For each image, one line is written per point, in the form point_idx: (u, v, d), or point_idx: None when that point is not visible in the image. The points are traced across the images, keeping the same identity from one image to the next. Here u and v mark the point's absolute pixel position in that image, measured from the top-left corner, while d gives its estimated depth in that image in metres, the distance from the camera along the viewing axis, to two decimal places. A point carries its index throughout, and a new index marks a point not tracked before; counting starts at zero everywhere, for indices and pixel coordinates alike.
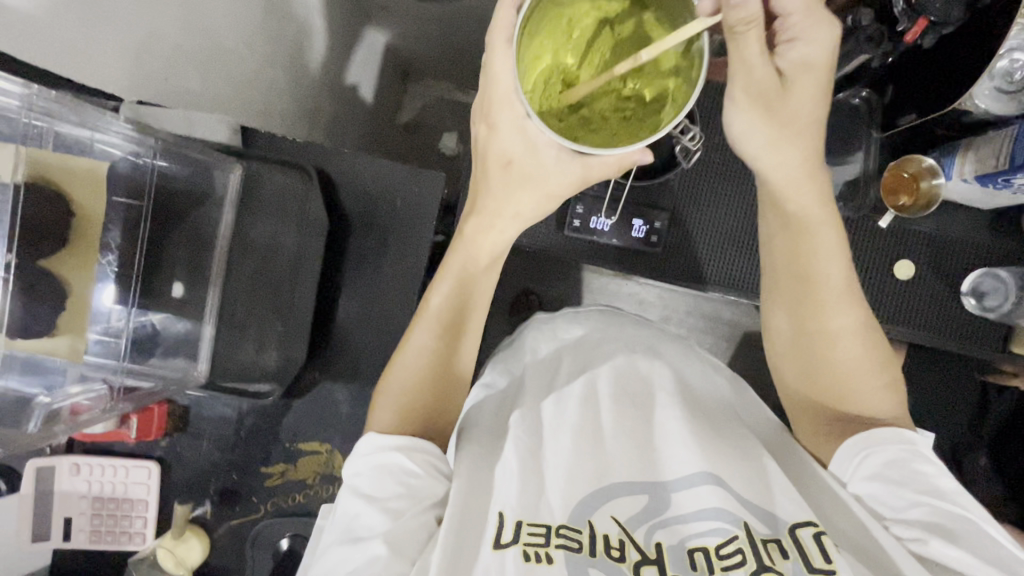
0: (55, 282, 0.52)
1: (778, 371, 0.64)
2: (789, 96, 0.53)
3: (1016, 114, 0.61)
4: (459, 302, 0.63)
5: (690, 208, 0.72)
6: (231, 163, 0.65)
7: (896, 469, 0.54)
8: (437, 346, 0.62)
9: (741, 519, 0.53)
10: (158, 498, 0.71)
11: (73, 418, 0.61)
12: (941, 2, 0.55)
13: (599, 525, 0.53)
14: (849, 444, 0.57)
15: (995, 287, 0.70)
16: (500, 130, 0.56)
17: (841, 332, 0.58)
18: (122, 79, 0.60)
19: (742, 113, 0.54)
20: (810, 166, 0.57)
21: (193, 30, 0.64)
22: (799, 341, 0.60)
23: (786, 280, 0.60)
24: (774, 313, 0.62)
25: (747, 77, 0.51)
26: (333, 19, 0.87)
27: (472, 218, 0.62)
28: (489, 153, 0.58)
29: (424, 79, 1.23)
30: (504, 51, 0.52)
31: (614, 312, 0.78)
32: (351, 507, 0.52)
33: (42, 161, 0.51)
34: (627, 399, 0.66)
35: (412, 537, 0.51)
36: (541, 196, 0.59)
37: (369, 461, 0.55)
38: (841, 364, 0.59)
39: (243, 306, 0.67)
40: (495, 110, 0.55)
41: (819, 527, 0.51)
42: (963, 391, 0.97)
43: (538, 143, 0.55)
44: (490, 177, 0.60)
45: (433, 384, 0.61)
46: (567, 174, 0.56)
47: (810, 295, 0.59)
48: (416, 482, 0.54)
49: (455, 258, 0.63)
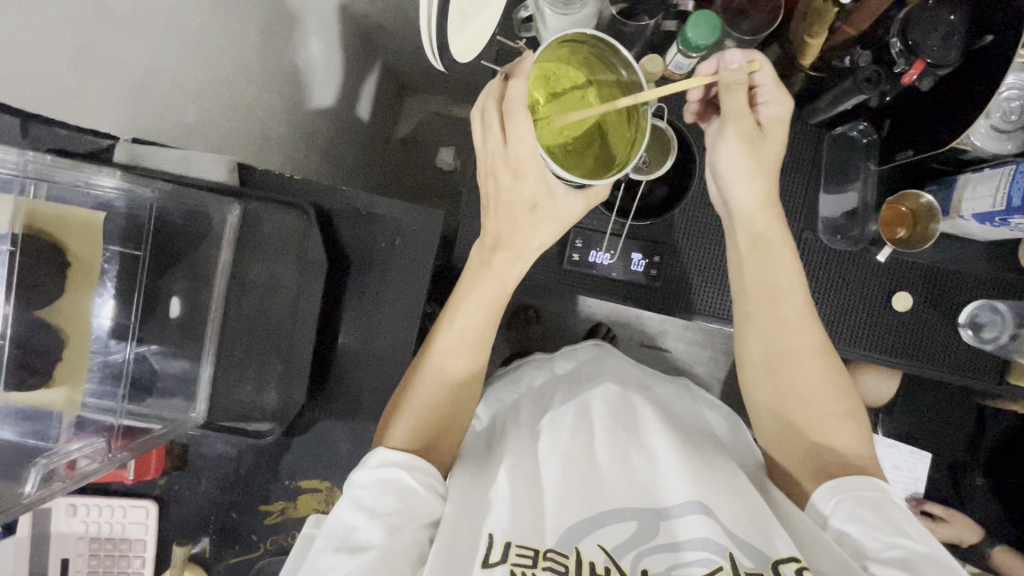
0: (51, 335, 0.52)
1: (751, 401, 0.62)
2: (767, 139, 0.60)
3: (1011, 152, 0.63)
4: (483, 328, 0.61)
5: (690, 243, 0.72)
6: (231, 203, 0.64)
7: (872, 510, 0.50)
8: (457, 366, 0.60)
9: (729, 550, 0.47)
10: (156, 537, 0.74)
11: (70, 473, 0.58)
12: (937, 45, 0.55)
13: (585, 551, 0.47)
14: (828, 486, 0.54)
15: (993, 319, 0.71)
16: (528, 178, 0.56)
17: (805, 350, 0.59)
18: (117, 119, 0.59)
19: (727, 148, 0.60)
20: (767, 199, 0.61)
21: (191, 65, 0.62)
22: (769, 363, 0.60)
23: (759, 303, 0.61)
24: (748, 339, 0.61)
25: (734, 120, 0.59)
26: (331, 42, 0.86)
27: (502, 251, 0.61)
28: (514, 201, 0.58)
29: (421, 94, 1.22)
30: (527, 118, 0.53)
31: (609, 350, 0.80)
32: (347, 518, 0.50)
33: (40, 213, 0.51)
34: (617, 425, 0.60)
35: (405, 552, 0.48)
36: (562, 229, 0.61)
37: (371, 474, 0.53)
38: (800, 387, 0.58)
39: (240, 346, 0.67)
40: (522, 164, 0.55)
41: (803, 563, 0.46)
42: (955, 412, 0.99)
43: (556, 190, 0.58)
44: (516, 218, 0.59)
45: (451, 411, 0.60)
46: (578, 209, 0.60)
47: (774, 322, 0.60)
48: (414, 501, 0.52)
49: (484, 281, 0.61)
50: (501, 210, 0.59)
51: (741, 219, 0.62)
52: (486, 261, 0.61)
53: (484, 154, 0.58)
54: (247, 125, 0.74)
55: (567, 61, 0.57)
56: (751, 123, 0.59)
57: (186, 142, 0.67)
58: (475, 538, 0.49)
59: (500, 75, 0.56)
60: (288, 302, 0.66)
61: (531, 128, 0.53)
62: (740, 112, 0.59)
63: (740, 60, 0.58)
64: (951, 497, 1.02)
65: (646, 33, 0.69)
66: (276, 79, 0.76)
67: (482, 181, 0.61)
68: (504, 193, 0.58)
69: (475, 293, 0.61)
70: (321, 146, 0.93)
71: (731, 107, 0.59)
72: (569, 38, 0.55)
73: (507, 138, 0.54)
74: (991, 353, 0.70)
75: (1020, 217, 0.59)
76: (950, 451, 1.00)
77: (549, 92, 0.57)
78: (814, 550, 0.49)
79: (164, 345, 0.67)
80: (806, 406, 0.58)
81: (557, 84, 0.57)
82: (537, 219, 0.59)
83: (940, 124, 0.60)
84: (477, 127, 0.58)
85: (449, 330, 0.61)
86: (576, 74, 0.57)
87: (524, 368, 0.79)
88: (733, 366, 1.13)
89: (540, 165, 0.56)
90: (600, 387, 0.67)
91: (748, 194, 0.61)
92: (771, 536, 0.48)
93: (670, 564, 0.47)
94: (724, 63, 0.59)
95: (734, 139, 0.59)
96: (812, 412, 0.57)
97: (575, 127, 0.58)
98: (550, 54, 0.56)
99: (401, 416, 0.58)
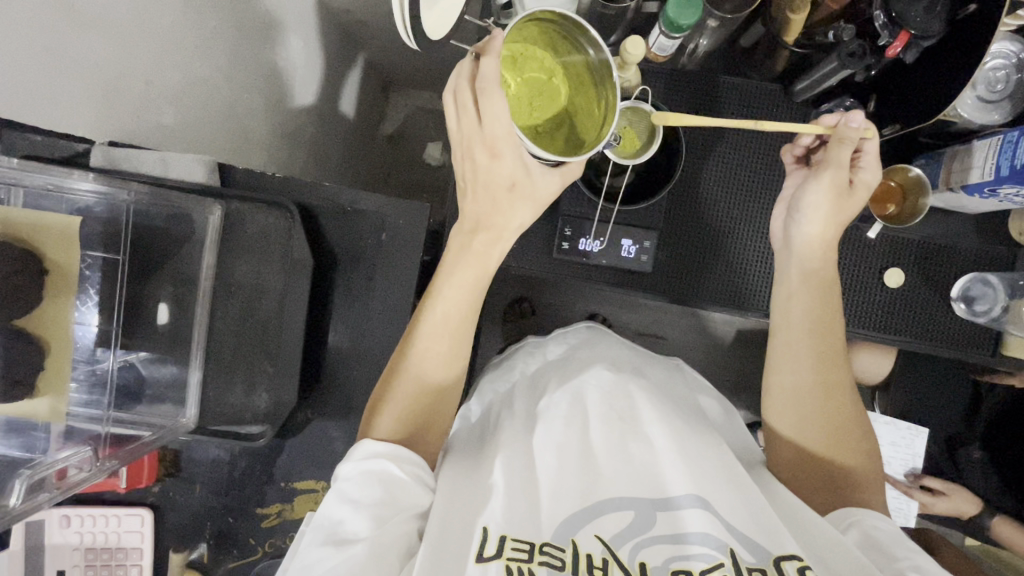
0: (32, 343, 0.51)
1: (771, 425, 0.63)
2: (855, 193, 0.62)
3: (999, 123, 0.63)
4: (465, 313, 0.61)
5: (678, 227, 0.72)
6: (212, 203, 0.63)
7: (884, 529, 0.51)
8: (442, 351, 0.60)
9: (729, 545, 0.46)
10: (152, 544, 0.73)
11: (60, 483, 0.58)
12: (921, 16, 0.55)
13: (583, 544, 0.47)
14: (839, 513, 0.54)
15: (985, 291, 0.71)
16: (505, 156, 0.55)
17: (816, 389, 0.60)
18: (89, 120, 0.57)
19: (818, 190, 0.61)
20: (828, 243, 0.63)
21: (165, 65, 0.61)
22: (800, 396, 0.60)
23: (800, 334, 0.61)
24: (781, 368, 0.62)
25: (834, 172, 0.61)
26: (311, 39, 0.85)
27: (482, 234, 0.60)
28: (492, 180, 0.58)
29: (406, 89, 1.21)
30: (502, 97, 0.51)
31: (603, 332, 0.80)
32: (334, 512, 0.49)
33: (14, 221, 0.50)
34: (612, 413, 0.58)
35: (395, 544, 0.48)
36: (541, 209, 0.61)
37: (357, 466, 0.52)
38: (834, 419, 0.59)
39: (229, 349, 0.66)
40: (499, 143, 0.54)
41: (806, 562, 0.46)
42: (951, 388, 0.99)
43: (533, 168, 0.58)
44: (496, 198, 0.59)
45: (436, 396, 0.60)
46: (555, 186, 0.60)
47: (814, 354, 0.61)
48: (399, 490, 0.52)
49: (466, 266, 0.60)
50: (480, 192, 0.59)
51: (799, 254, 0.63)
52: (465, 244, 0.61)
53: (459, 135, 0.57)
54: (227, 126, 0.72)
55: (534, 40, 0.56)
56: (846, 178, 0.61)
57: (165, 143, 0.66)
58: (470, 530, 0.48)
59: (471, 54, 0.54)
60: (274, 302, 0.65)
61: (505, 106, 0.52)
62: (844, 165, 0.60)
63: (863, 122, 0.59)
64: (950, 473, 1.02)
65: (629, 15, 0.68)
66: (256, 78, 0.75)
67: (459, 163, 0.60)
68: (483, 174, 0.57)
69: (456, 278, 0.60)
70: (305, 145, 0.92)
71: (835, 158, 0.60)
72: (534, 16, 0.54)
73: (482, 119, 0.53)
74: (983, 326, 0.70)
75: (1009, 187, 0.59)
76: (947, 427, 1.00)
77: (516, 74, 0.56)
78: (816, 546, 0.49)
79: (152, 351, 0.65)
80: (836, 428, 0.59)
81: (523, 65, 0.56)
82: (516, 198, 0.59)
83: (925, 97, 0.59)
84: (449, 110, 0.57)
85: (431, 316, 0.60)
86: (544, 54, 0.56)
87: (517, 355, 0.78)
88: (728, 351, 1.13)
89: (516, 143, 0.55)
90: (591, 370, 0.64)
91: (816, 232, 0.62)
92: (773, 531, 0.48)
93: (668, 556, 0.46)
94: (848, 120, 0.59)
95: (827, 185, 0.61)
96: (844, 444, 0.59)
97: (541, 109, 0.57)
98: (516, 33, 0.55)
99: (388, 405, 0.58)
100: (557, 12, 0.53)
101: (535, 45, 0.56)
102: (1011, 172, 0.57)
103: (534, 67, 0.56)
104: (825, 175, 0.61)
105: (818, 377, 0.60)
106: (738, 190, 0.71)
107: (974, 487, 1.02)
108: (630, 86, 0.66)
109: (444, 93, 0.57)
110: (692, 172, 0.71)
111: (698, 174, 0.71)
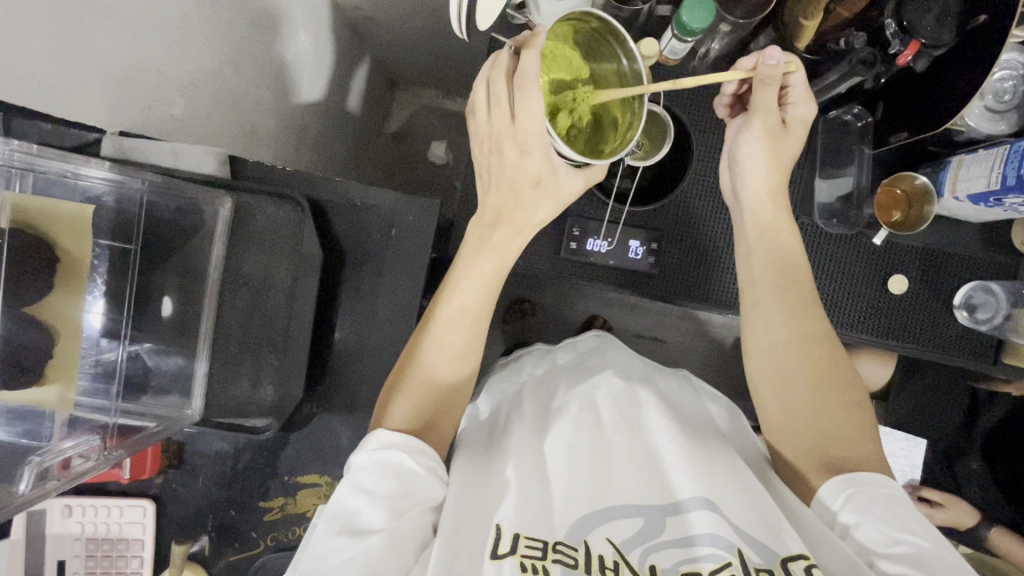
0: (41, 329, 0.51)
1: (759, 400, 0.61)
2: (789, 135, 0.62)
3: (1005, 133, 0.63)
4: (481, 305, 0.61)
5: (688, 232, 0.72)
6: (221, 195, 0.63)
7: (883, 506, 0.50)
8: (459, 343, 0.60)
9: (739, 546, 0.47)
10: (154, 536, 0.73)
11: (64, 472, 0.58)
12: (930, 26, 0.56)
13: (594, 545, 0.48)
14: (836, 481, 0.53)
15: (987, 299, 0.73)
16: (534, 154, 0.55)
17: (776, 344, 0.60)
18: (101, 110, 0.57)
19: (751, 139, 0.62)
20: (777, 197, 0.64)
21: (177, 56, 0.61)
22: (775, 352, 0.59)
23: (772, 293, 0.61)
24: (755, 328, 0.61)
25: (765, 116, 0.61)
26: (320, 34, 0.85)
27: (501, 227, 0.60)
28: (518, 176, 0.57)
29: (412, 87, 1.21)
30: (538, 93, 0.51)
31: (610, 339, 0.80)
32: (349, 501, 0.49)
33: (27, 208, 0.50)
34: (620, 420, 0.59)
35: (409, 537, 0.48)
36: (561, 207, 0.61)
37: (372, 456, 0.52)
38: (805, 376, 0.58)
39: (236, 342, 0.66)
40: (529, 140, 0.54)
41: (812, 561, 0.46)
42: (950, 396, 1.00)
43: (558, 168, 0.57)
44: (519, 193, 0.58)
45: (451, 390, 0.60)
46: (578, 188, 0.60)
47: (809, 303, 0.60)
48: (414, 482, 0.52)
49: (484, 258, 0.61)
50: (504, 185, 0.58)
51: (749, 210, 0.64)
52: (486, 236, 0.61)
53: (487, 128, 0.56)
54: (236, 119, 0.72)
55: (566, 41, 0.57)
56: (778, 120, 0.61)
57: (174, 135, 0.66)
58: (482, 529, 0.49)
59: (509, 47, 0.54)
60: (282, 295, 0.65)
61: (541, 104, 0.52)
62: (771, 109, 0.61)
63: (779, 57, 0.58)
64: (946, 480, 1.04)
65: (640, 18, 0.69)
66: (265, 72, 0.75)
67: (483, 154, 0.59)
68: (511, 168, 0.56)
69: (473, 270, 0.60)
70: (311, 140, 0.92)
71: (763, 101, 0.61)
72: (576, 17, 0.55)
73: (515, 113, 0.53)
74: (985, 333, 0.71)
75: (1014, 196, 0.59)
76: (944, 437, 1.01)
77: (546, 70, 0.56)
78: (825, 551, 0.49)
79: (159, 342, 0.66)
80: (821, 384, 0.57)
81: (554, 62, 0.56)
82: (539, 195, 0.59)
83: (936, 104, 0.60)
84: (479, 98, 0.56)
85: (447, 308, 0.60)
86: (576, 54, 0.57)
87: (525, 358, 0.78)
88: (729, 356, 1.13)
89: (546, 140, 0.54)
90: (600, 377, 0.65)
91: (760, 185, 0.63)
92: (781, 533, 0.48)
93: (678, 559, 0.47)
94: (763, 58, 0.59)
95: (759, 132, 0.61)
96: (831, 399, 0.57)
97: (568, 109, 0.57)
98: (552, 30, 0.56)
99: (403, 396, 0.58)
100: (602, 18, 0.54)
101: (569, 47, 0.57)
102: (1017, 182, 0.58)
103: (567, 65, 0.57)
104: (755, 121, 0.61)
105: (792, 333, 0.59)
106: None
107: (970, 496, 1.03)
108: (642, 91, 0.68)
109: (475, 83, 0.56)
110: (705, 178, 0.72)
111: (712, 181, 0.72)
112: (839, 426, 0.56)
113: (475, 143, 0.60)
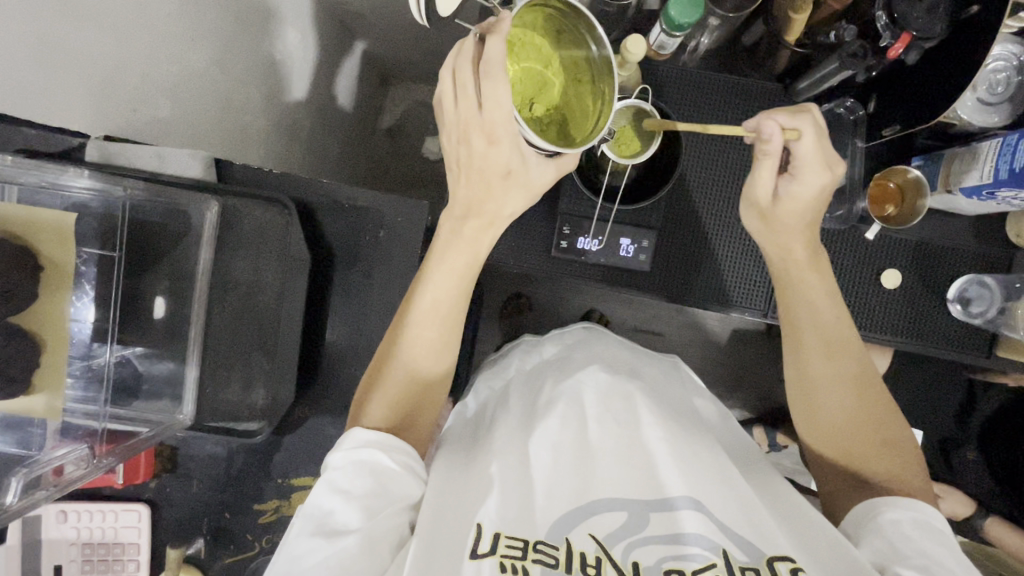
0: (27, 338, 0.51)
1: (794, 422, 0.62)
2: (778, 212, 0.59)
3: (996, 127, 0.62)
4: (455, 300, 0.60)
5: (677, 228, 0.72)
6: (206, 198, 0.62)
7: (904, 523, 0.49)
8: (433, 339, 0.59)
9: (723, 547, 0.47)
10: (149, 540, 0.74)
11: (56, 480, 0.58)
12: (921, 17, 0.54)
13: (576, 543, 0.47)
14: (866, 505, 0.53)
15: (981, 293, 0.71)
16: (502, 144, 0.54)
17: (814, 381, 0.59)
18: (84, 114, 0.56)
19: (747, 208, 0.62)
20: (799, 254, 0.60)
21: (161, 58, 0.60)
22: (807, 387, 0.59)
23: (807, 331, 0.60)
24: (788, 363, 0.61)
25: (749, 191, 0.60)
26: (308, 32, 0.84)
27: (472, 220, 0.60)
28: (486, 166, 0.56)
29: (404, 82, 1.20)
30: (505, 82, 0.50)
31: (600, 331, 0.80)
32: (324, 502, 0.49)
33: (5, 217, 0.50)
34: (608, 416, 0.59)
35: (385, 536, 0.49)
36: (533, 198, 0.61)
37: (347, 455, 0.52)
38: (836, 409, 0.57)
39: (226, 346, 0.66)
40: (496, 129, 0.53)
41: (799, 564, 0.46)
42: (946, 388, 1.00)
43: (528, 157, 0.57)
44: (489, 185, 0.58)
45: (428, 385, 0.60)
46: (550, 178, 0.59)
47: (824, 343, 0.59)
48: (390, 481, 0.52)
49: (456, 252, 0.60)
50: (473, 176, 0.58)
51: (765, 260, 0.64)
52: (456, 230, 0.61)
53: (455, 118, 0.55)
54: (225, 121, 0.72)
55: (534, 27, 0.55)
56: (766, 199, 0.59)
57: (160, 137, 0.65)
58: (463, 526, 0.48)
59: (474, 34, 0.52)
60: (271, 299, 0.65)
61: (508, 94, 0.50)
62: (761, 185, 0.58)
63: (774, 130, 0.54)
64: (942, 471, 1.04)
65: (631, 11, 0.68)
66: (253, 72, 0.74)
67: (453, 145, 0.58)
68: (479, 159, 0.56)
69: (447, 264, 0.60)
70: (302, 140, 0.91)
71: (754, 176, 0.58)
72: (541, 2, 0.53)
73: (482, 102, 0.51)
74: (979, 328, 0.71)
75: (1007, 191, 0.59)
76: (939, 428, 1.02)
77: (514, 59, 0.55)
78: (820, 552, 0.47)
79: (149, 347, 0.65)
80: (862, 420, 0.57)
81: (522, 51, 0.55)
82: (510, 185, 0.58)
83: (930, 101, 0.59)
84: (444, 85, 0.55)
85: (420, 306, 0.59)
86: (544, 41, 0.55)
87: (514, 351, 0.78)
88: (725, 350, 1.13)
89: (515, 130, 0.53)
90: (587, 371, 0.65)
91: (767, 248, 0.62)
92: (765, 531, 0.48)
93: (661, 556, 0.46)
94: (762, 129, 0.55)
95: (749, 205, 0.61)
96: (868, 433, 0.56)
97: (538, 98, 0.56)
98: (519, 16, 0.54)
99: (379, 394, 0.58)
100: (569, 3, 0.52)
101: (537, 34, 0.55)
102: (1010, 177, 0.57)
103: (536, 54, 0.55)
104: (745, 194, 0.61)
105: (831, 369, 0.58)
106: (733, 189, 0.71)
107: (966, 487, 1.03)
108: (631, 84, 0.67)
109: (442, 69, 0.55)
110: (692, 172, 0.71)
111: (699, 174, 0.71)
112: (871, 459, 0.56)
113: (443, 134, 0.59)
